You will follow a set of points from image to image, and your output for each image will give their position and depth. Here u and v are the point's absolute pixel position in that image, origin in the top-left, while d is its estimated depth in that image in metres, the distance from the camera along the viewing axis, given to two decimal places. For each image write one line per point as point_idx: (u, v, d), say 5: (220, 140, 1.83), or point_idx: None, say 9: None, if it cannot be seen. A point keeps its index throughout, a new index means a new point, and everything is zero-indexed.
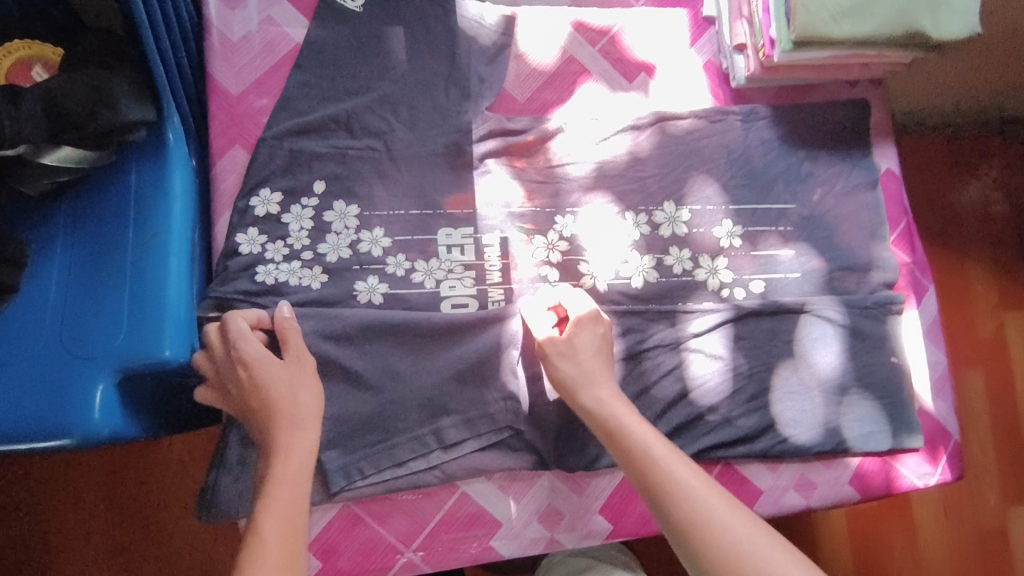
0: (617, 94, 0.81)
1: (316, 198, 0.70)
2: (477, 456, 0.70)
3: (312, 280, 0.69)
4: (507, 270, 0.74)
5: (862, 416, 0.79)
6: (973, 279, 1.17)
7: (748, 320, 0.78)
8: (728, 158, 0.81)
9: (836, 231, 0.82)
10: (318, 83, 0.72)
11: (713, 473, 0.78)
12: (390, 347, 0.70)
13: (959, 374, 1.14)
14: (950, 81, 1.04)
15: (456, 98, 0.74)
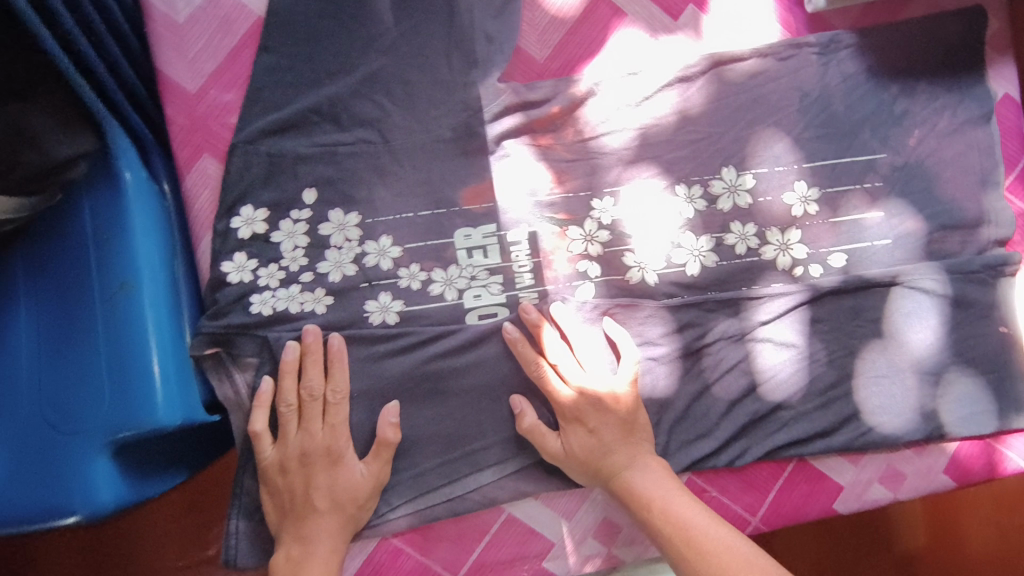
0: (660, 40, 0.65)
1: (308, 208, 0.60)
2: (520, 480, 0.64)
3: (315, 304, 0.61)
4: (539, 270, 0.63)
5: (962, 396, 0.68)
6: None
7: (827, 299, 0.67)
8: (801, 104, 0.66)
9: (935, 182, 0.67)
10: (293, 67, 0.60)
11: (786, 471, 0.69)
12: (412, 371, 0.62)
13: None
14: None
15: (460, 68, 0.61)
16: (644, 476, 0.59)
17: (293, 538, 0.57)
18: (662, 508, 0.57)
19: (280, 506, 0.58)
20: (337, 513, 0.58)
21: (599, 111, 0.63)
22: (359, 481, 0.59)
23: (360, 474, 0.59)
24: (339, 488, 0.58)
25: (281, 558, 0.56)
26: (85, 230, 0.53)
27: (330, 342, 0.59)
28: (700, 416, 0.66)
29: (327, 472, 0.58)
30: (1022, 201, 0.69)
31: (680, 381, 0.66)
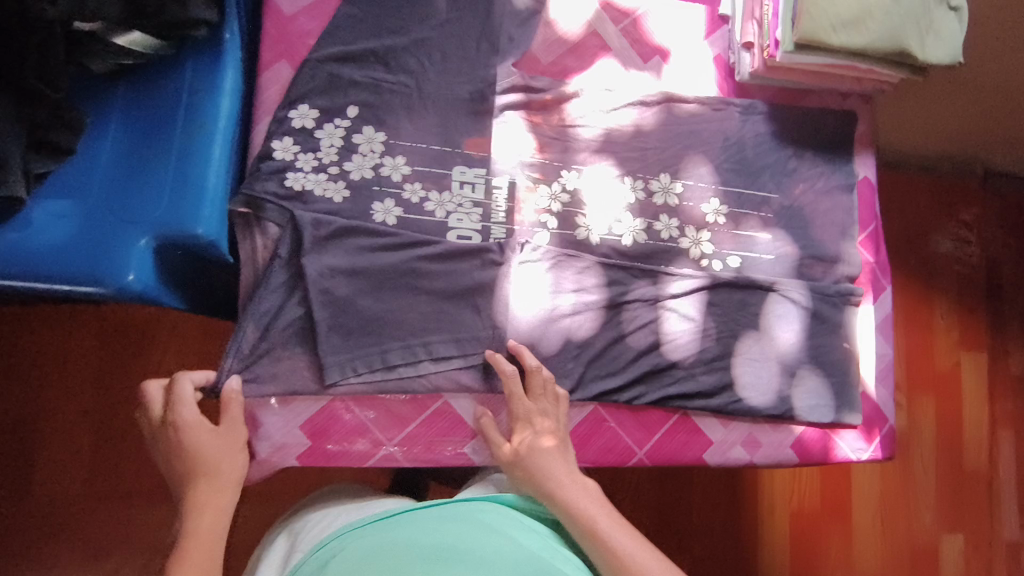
0: (630, 72, 0.88)
1: (349, 120, 0.78)
2: (462, 373, 0.78)
3: (335, 193, 0.76)
4: (513, 213, 0.81)
5: (811, 389, 0.87)
6: (937, 316, 1.44)
7: (721, 289, 0.86)
8: (722, 144, 0.89)
9: (810, 225, 0.90)
10: (364, 18, 0.79)
11: (670, 421, 0.85)
12: (398, 264, 0.77)
13: (915, 403, 1.41)
14: (941, 118, 1.31)
15: (486, 51, 0.82)
16: (557, 471, 0.72)
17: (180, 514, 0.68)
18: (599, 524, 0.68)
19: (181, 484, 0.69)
20: (219, 482, 0.69)
21: (579, 110, 0.85)
22: (207, 440, 0.70)
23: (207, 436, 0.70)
24: (220, 457, 0.70)
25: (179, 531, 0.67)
26: (183, 81, 0.68)
27: (228, 382, 0.72)
28: (612, 358, 0.82)
29: (216, 438, 0.70)
30: (868, 253, 0.93)
31: (602, 325, 0.82)
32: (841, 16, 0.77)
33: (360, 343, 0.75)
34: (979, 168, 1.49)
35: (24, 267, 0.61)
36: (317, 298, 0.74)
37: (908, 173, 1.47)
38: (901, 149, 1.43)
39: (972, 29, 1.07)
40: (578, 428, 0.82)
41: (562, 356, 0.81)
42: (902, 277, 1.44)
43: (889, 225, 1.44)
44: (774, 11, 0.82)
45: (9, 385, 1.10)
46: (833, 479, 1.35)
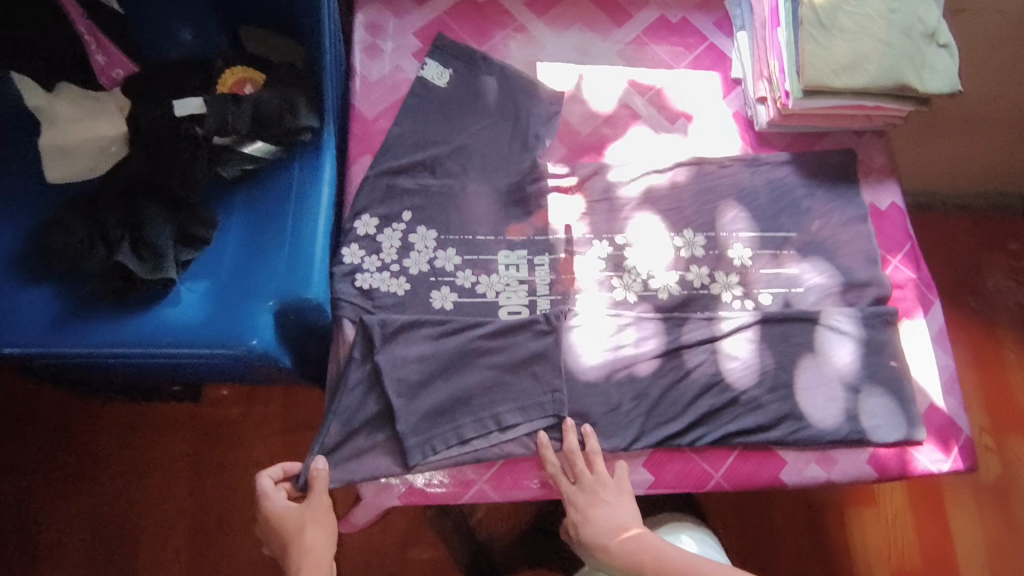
0: (661, 135, 0.99)
1: (404, 223, 0.87)
2: (528, 439, 0.82)
3: (397, 288, 0.85)
4: (556, 284, 0.89)
5: (875, 408, 0.90)
6: (1005, 350, 1.44)
7: (772, 323, 0.92)
8: (752, 191, 0.97)
9: (835, 255, 0.96)
10: (412, 134, 0.90)
11: (730, 459, 0.87)
12: (457, 349, 0.83)
13: (1005, 442, 1.38)
14: (959, 157, 1.40)
15: (517, 150, 0.92)
16: (600, 517, 0.78)
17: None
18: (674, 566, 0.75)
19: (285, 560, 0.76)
20: (320, 551, 0.75)
21: (619, 175, 0.95)
22: (299, 514, 0.77)
23: (297, 512, 0.77)
24: (310, 532, 0.76)
25: None
26: (292, 176, 0.83)
27: (314, 464, 0.78)
28: (680, 392, 0.88)
29: (304, 513, 0.77)
30: (909, 271, 0.98)
31: (662, 361, 0.88)
32: (841, 63, 0.88)
33: (441, 423, 0.80)
34: (1015, 200, 1.53)
35: (173, 337, 0.74)
36: (393, 389, 0.80)
37: (953, 214, 1.52)
38: (936, 191, 1.50)
39: (966, 66, 1.18)
40: (655, 453, 0.86)
41: (630, 395, 0.86)
42: (959, 314, 1.45)
43: (945, 267, 1.49)
44: (780, 68, 0.94)
45: (110, 488, 1.17)
46: (931, 532, 1.32)
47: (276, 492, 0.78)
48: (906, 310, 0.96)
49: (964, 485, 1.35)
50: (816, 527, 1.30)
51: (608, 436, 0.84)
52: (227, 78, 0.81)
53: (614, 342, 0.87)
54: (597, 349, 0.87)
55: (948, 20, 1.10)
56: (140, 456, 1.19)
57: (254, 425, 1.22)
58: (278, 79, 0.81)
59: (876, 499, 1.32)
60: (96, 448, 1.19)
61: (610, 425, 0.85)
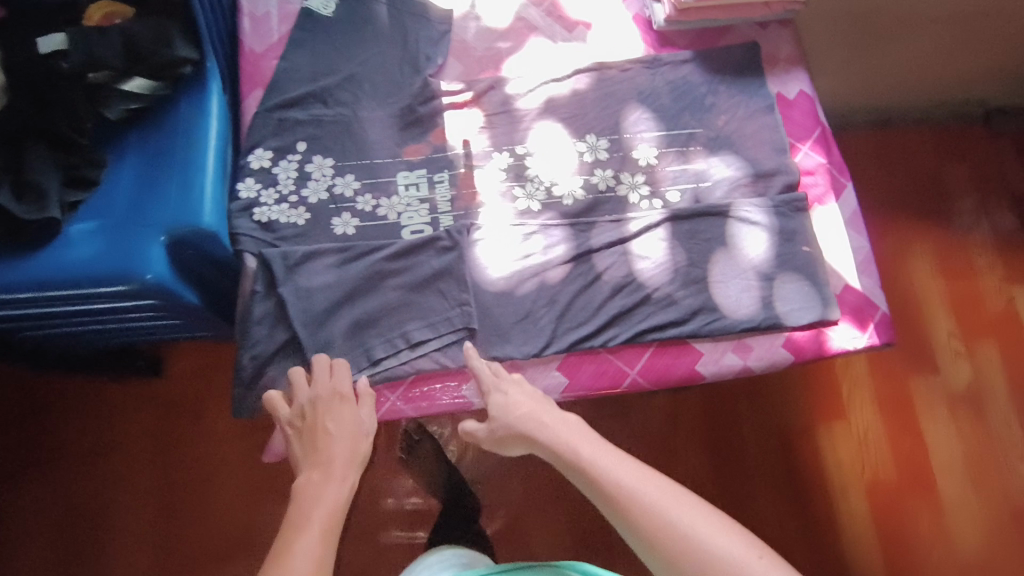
0: (559, 44, 0.98)
1: (299, 153, 0.87)
2: (439, 354, 0.83)
3: (297, 218, 0.85)
4: (458, 200, 0.89)
5: (790, 294, 0.90)
6: (975, 256, 1.48)
7: (684, 220, 0.92)
8: (654, 92, 0.97)
9: (740, 147, 0.96)
10: (299, 68, 0.90)
11: (647, 355, 0.88)
12: (362, 272, 0.84)
13: (975, 345, 1.42)
14: (896, 71, 1.42)
15: (409, 73, 0.92)
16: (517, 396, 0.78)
17: (312, 466, 0.70)
18: (590, 460, 0.69)
19: (304, 442, 0.73)
20: (356, 455, 0.73)
21: (519, 88, 0.94)
22: (357, 420, 0.75)
23: (356, 417, 0.75)
24: (353, 429, 0.74)
25: (303, 482, 0.69)
26: (179, 110, 0.83)
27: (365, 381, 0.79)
28: (591, 294, 0.88)
29: (357, 420, 0.75)
30: (820, 155, 0.97)
31: (572, 266, 0.88)
32: None
33: (348, 344, 0.81)
34: (963, 101, 1.56)
35: (67, 274, 0.74)
36: (298, 318, 0.81)
37: (898, 130, 1.57)
38: (865, 103, 1.53)
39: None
40: (568, 356, 0.87)
41: (542, 300, 0.87)
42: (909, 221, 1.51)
43: (892, 183, 1.53)
44: None
45: (74, 466, 1.17)
46: (904, 445, 1.34)
47: (344, 380, 0.77)
48: (817, 197, 0.96)
49: (937, 396, 1.38)
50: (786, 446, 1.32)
51: (518, 345, 0.85)
52: (94, 14, 0.82)
53: (525, 253, 0.88)
54: (509, 262, 0.87)
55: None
56: (98, 434, 1.19)
57: (220, 399, 1.21)
58: (149, 11, 0.81)
59: (847, 415, 1.35)
60: (65, 426, 1.19)
61: (522, 332, 0.86)
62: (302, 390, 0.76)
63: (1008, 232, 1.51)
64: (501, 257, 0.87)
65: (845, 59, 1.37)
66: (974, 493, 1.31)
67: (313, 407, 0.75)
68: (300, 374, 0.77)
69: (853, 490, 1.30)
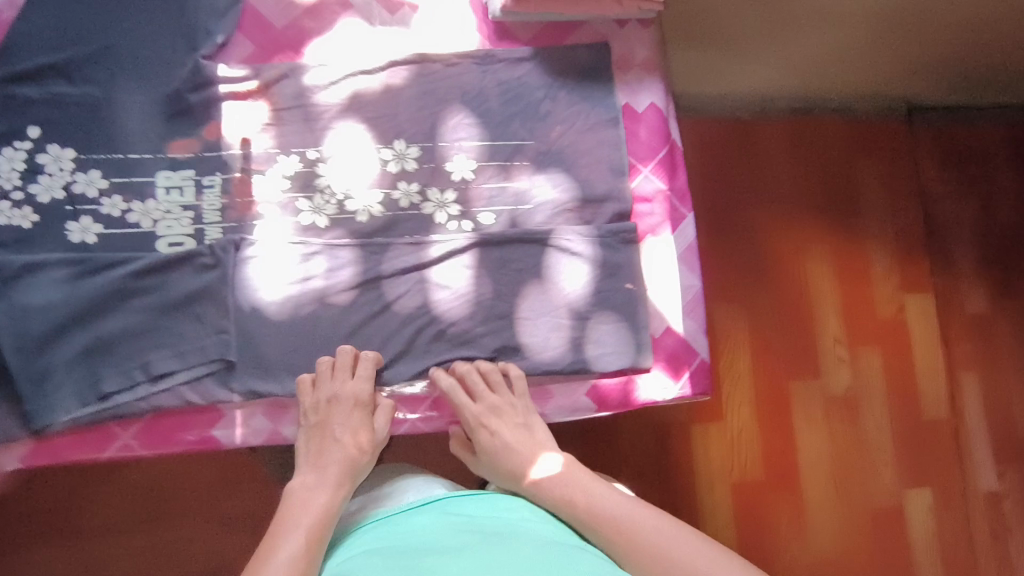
0: (376, 29, 0.84)
1: (30, 141, 0.74)
2: (186, 389, 0.74)
3: (23, 220, 0.73)
4: (229, 210, 0.77)
5: (603, 336, 0.83)
6: (873, 262, 1.48)
7: (494, 247, 0.82)
8: (481, 93, 0.85)
9: (574, 165, 0.85)
10: (39, 32, 0.75)
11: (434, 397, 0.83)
12: (97, 291, 0.72)
13: (861, 353, 1.43)
14: (824, 53, 1.35)
15: (183, 50, 0.77)
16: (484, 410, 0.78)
17: (311, 466, 0.73)
18: (588, 507, 0.72)
19: (308, 441, 0.74)
20: (360, 459, 0.75)
21: (318, 78, 0.81)
22: (372, 427, 0.76)
23: (370, 425, 0.76)
24: (362, 436, 0.75)
25: (298, 482, 0.71)
26: None
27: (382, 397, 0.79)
28: (379, 325, 0.80)
29: (372, 429, 0.76)
30: (661, 180, 0.88)
31: (358, 292, 0.79)
32: None
33: (71, 374, 0.71)
34: (886, 99, 1.54)
35: None
36: (9, 342, 0.70)
37: (816, 118, 1.52)
38: (785, 91, 1.49)
39: None
40: None
41: (320, 328, 0.78)
42: (816, 217, 1.48)
43: (803, 176, 1.49)
44: None
45: None
46: (774, 446, 1.37)
47: (370, 386, 0.76)
48: (651, 227, 0.87)
49: (813, 398, 1.40)
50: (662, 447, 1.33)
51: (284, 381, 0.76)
52: None
53: (305, 275, 0.78)
54: (283, 283, 0.77)
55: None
56: None
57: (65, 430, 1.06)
58: None
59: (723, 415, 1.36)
60: None
61: (293, 365, 0.77)
62: (322, 386, 0.75)
63: (909, 240, 1.50)
64: (275, 277, 0.77)
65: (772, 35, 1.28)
66: (839, 499, 1.36)
67: (324, 406, 0.74)
68: (325, 368, 0.76)
69: (718, 486, 1.33)
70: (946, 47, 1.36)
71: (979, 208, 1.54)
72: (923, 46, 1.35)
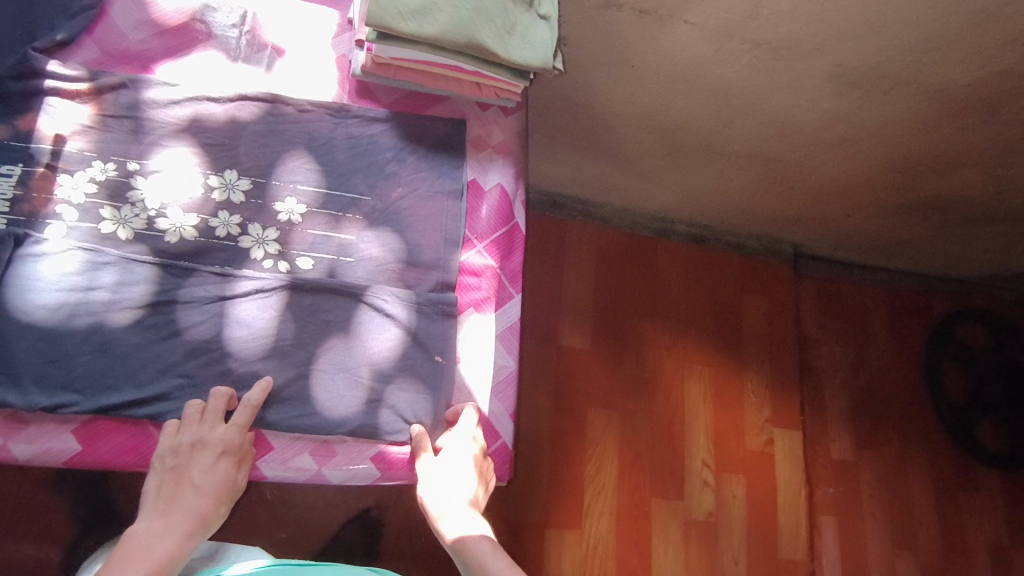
0: (236, 65, 0.87)
1: None
2: None
3: None
4: (20, 204, 0.73)
5: (402, 403, 0.79)
6: (748, 390, 1.57)
7: (303, 293, 0.79)
8: (328, 144, 0.86)
9: (408, 228, 0.85)
10: None
11: None
12: None
13: (726, 481, 1.48)
14: (721, 189, 1.48)
15: (19, 40, 0.79)
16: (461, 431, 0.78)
17: (161, 513, 0.69)
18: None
19: (160, 481, 0.71)
20: (214, 509, 0.72)
21: (162, 95, 0.81)
22: (233, 478, 0.72)
23: (232, 475, 0.72)
24: (220, 484, 0.71)
25: (139, 530, 0.68)
26: None
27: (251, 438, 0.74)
28: (161, 352, 0.73)
29: (232, 481, 0.72)
30: (493, 258, 0.89)
31: (144, 313, 0.73)
32: (408, 6, 0.78)
33: None
34: (781, 245, 1.69)
35: None
36: None
37: (712, 248, 1.66)
38: (684, 217, 1.62)
39: (681, 83, 1.15)
40: (96, 419, 0.71)
41: (89, 344, 0.71)
42: (702, 341, 1.58)
43: (694, 302, 1.60)
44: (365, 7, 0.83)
45: None
46: (630, 565, 1.37)
47: (241, 434, 0.72)
48: (476, 302, 0.86)
49: (674, 521, 1.43)
50: (514, 551, 1.31)
51: (30, 393, 0.68)
52: None
53: (87, 283, 0.72)
54: (58, 285, 0.72)
55: (636, 19, 1.02)
56: None
57: None
58: None
59: (581, 524, 1.37)
60: None
61: (45, 377, 0.69)
62: (187, 429, 0.71)
63: (786, 376, 1.61)
64: (53, 276, 0.72)
65: (669, 165, 1.42)
66: None
67: (186, 448, 0.70)
68: (193, 412, 0.72)
69: None
70: (824, 207, 1.51)
71: (852, 359, 1.68)
72: (806, 201, 1.49)
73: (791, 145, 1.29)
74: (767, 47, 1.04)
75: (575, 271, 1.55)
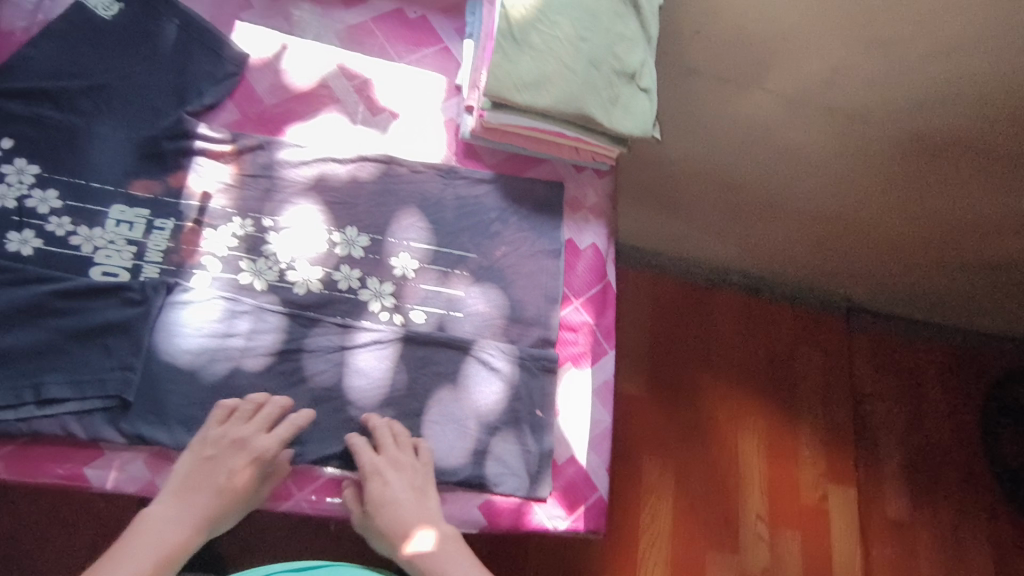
0: (356, 127, 0.93)
1: None
2: (71, 419, 0.71)
3: None
4: (171, 255, 0.80)
5: (506, 455, 0.82)
6: (801, 444, 1.56)
7: (416, 345, 0.83)
8: (439, 204, 0.91)
9: (511, 284, 0.90)
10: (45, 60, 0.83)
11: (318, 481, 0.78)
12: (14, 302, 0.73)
13: (781, 536, 1.47)
14: (783, 244, 1.51)
15: (171, 104, 0.86)
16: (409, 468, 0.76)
17: (176, 500, 0.69)
18: None
19: (190, 468, 0.71)
20: (227, 514, 0.71)
21: (294, 156, 0.87)
22: (252, 486, 0.72)
23: (252, 484, 0.72)
24: (241, 491, 0.71)
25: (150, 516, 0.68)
26: None
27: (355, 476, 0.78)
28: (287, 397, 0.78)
29: (252, 489, 0.72)
30: (589, 315, 0.92)
31: (274, 359, 0.79)
32: (522, 79, 0.84)
33: None
34: (837, 300, 1.70)
35: None
36: None
37: (767, 300, 1.67)
38: (742, 270, 1.65)
39: (757, 143, 1.19)
40: None
41: (226, 387, 0.76)
42: (757, 392, 1.58)
43: (749, 352, 1.61)
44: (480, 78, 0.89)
45: None
46: None
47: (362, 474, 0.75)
48: (572, 357, 0.90)
49: None
50: None
51: (174, 432, 0.73)
52: None
53: (225, 330, 0.78)
54: (200, 331, 0.77)
55: None
56: None
57: None
58: None
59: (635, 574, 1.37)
60: None
61: (188, 417, 0.74)
62: (232, 428, 0.72)
63: (839, 430, 1.60)
64: (196, 321, 0.77)
65: (735, 220, 1.45)
66: None
67: (225, 447, 0.71)
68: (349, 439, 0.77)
69: None
70: (886, 265, 1.52)
71: (909, 415, 1.65)
72: (868, 259, 1.51)
73: (860, 206, 1.32)
74: (842, 114, 1.08)
75: (633, 319, 1.58)
